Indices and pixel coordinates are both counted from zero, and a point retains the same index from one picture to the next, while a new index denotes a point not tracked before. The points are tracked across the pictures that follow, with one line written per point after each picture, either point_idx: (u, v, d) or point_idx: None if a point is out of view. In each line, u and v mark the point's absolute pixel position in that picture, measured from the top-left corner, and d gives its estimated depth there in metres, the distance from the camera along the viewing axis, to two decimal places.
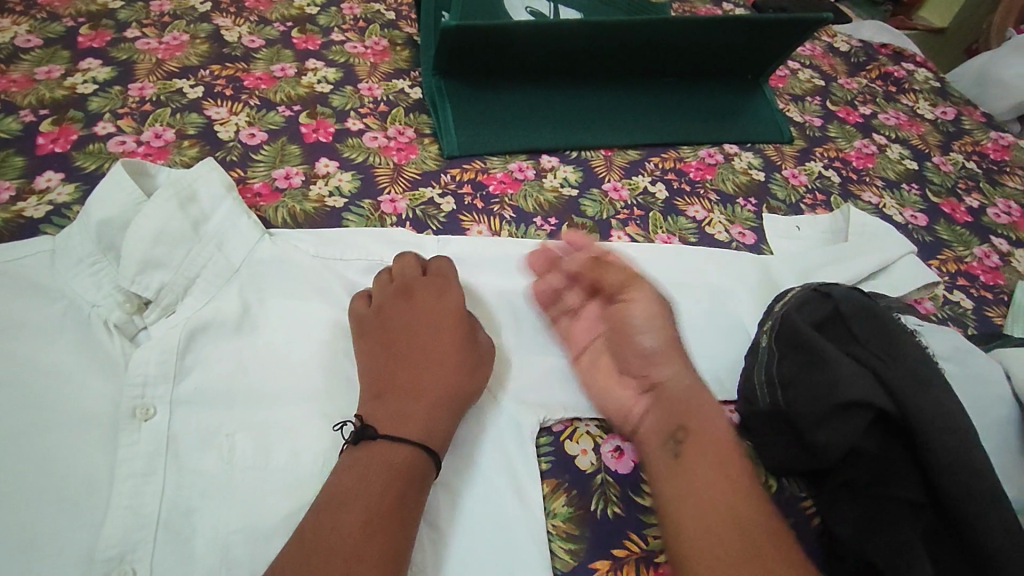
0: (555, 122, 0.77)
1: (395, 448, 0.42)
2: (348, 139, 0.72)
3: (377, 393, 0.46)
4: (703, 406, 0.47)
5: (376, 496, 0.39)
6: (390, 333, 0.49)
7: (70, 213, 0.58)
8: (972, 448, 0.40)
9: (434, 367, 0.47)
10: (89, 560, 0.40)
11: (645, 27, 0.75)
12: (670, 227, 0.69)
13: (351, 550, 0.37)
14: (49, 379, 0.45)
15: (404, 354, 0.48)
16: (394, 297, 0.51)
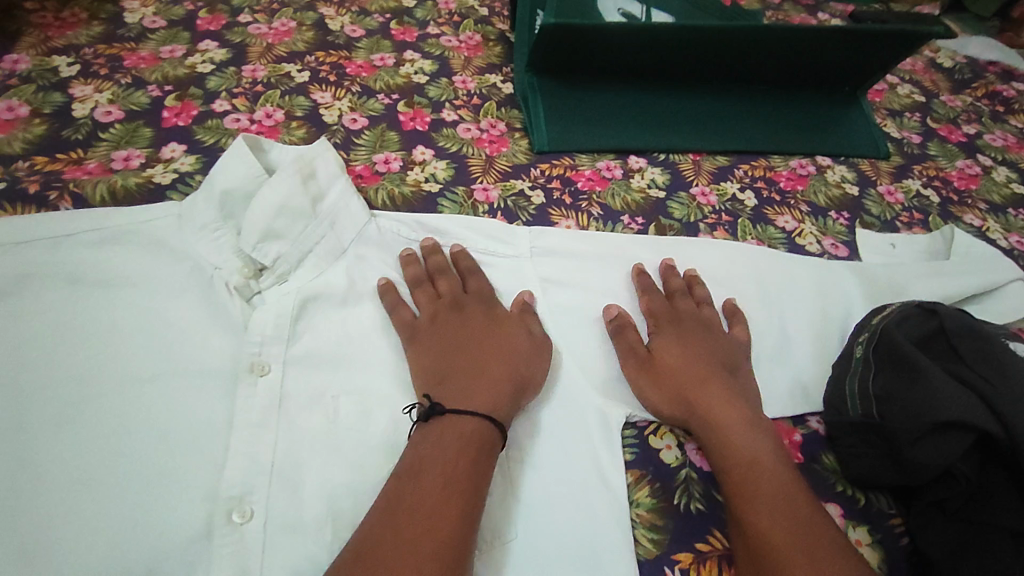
0: (646, 124, 0.77)
1: (460, 421, 0.44)
2: (443, 129, 0.74)
3: (439, 378, 0.47)
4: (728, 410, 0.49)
5: (442, 463, 0.41)
6: (440, 327, 0.51)
7: (193, 182, 0.63)
8: None
9: (490, 357, 0.49)
10: (212, 498, 0.43)
11: (741, 33, 0.74)
12: (759, 235, 0.68)
13: (428, 511, 0.38)
14: (181, 332, 0.49)
15: (454, 345, 0.50)
16: (437, 303, 0.53)
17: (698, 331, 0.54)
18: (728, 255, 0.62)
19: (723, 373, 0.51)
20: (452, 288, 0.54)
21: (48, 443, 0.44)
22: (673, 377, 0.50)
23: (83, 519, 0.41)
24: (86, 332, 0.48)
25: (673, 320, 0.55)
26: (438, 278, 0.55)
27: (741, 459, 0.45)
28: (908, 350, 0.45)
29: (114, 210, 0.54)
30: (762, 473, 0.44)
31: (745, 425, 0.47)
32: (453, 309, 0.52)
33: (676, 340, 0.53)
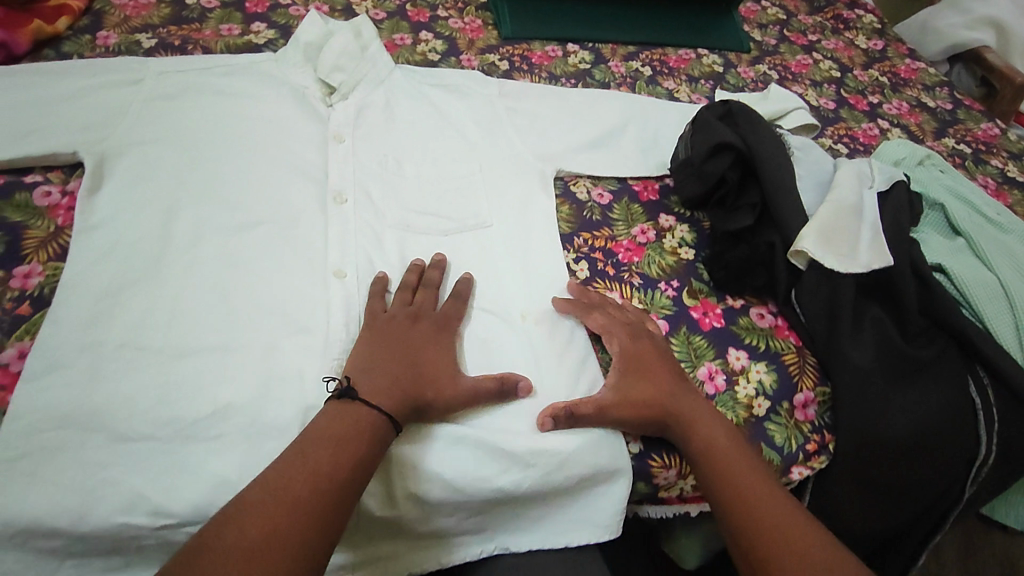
0: (578, 23, 1.11)
1: (366, 411, 0.53)
2: (438, 22, 1.06)
3: (368, 368, 0.57)
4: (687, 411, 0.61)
5: (420, 343, 0.60)
6: (391, 328, 0.61)
7: (277, 45, 0.93)
8: (781, 165, 0.75)
9: (427, 373, 0.58)
10: (321, 197, 0.74)
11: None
12: (650, 90, 1.04)
13: (414, 361, 0.59)
14: (288, 121, 0.81)
15: (395, 348, 0.59)
16: (399, 313, 0.62)
17: (651, 347, 0.65)
18: (623, 101, 0.97)
19: (678, 379, 0.64)
20: (424, 303, 0.64)
21: (221, 160, 0.73)
22: (640, 386, 0.62)
23: (247, 201, 0.70)
24: (232, 115, 0.79)
25: (635, 340, 0.65)
26: (419, 294, 0.65)
27: (710, 443, 0.59)
28: (705, 117, 0.80)
29: (238, 57, 0.87)
30: (726, 449, 0.59)
31: (705, 416, 0.61)
32: (412, 319, 0.62)
33: (633, 355, 0.64)
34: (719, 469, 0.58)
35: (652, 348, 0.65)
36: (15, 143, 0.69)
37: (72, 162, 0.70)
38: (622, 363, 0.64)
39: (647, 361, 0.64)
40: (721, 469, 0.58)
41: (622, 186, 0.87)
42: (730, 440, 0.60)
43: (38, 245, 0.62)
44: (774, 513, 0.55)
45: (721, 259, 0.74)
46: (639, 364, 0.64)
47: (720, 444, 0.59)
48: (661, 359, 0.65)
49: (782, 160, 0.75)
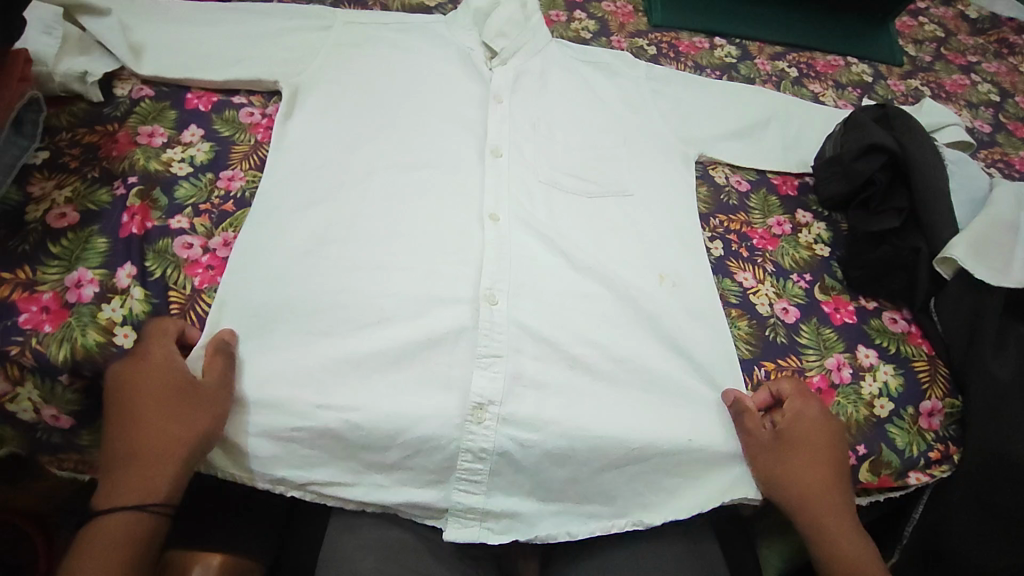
0: (728, 18, 1.11)
1: (115, 520, 0.49)
2: (592, 3, 1.10)
3: (119, 457, 0.52)
4: (824, 505, 0.59)
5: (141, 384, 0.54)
6: (130, 389, 0.54)
7: (445, 10, 0.99)
8: (938, 173, 0.74)
9: (150, 455, 0.51)
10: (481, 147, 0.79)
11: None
12: (795, 91, 1.03)
13: (168, 429, 0.52)
14: (452, 78, 0.88)
15: (151, 422, 0.52)
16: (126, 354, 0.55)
17: (824, 436, 0.61)
18: (768, 97, 0.98)
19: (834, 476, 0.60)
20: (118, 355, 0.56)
21: (391, 104, 0.80)
22: (795, 476, 0.60)
23: (414, 142, 0.77)
24: (404, 65, 0.86)
25: (809, 422, 0.62)
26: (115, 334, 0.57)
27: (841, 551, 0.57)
28: (860, 119, 0.80)
29: (412, 17, 0.94)
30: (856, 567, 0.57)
31: (842, 523, 0.59)
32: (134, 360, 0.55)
33: (803, 436, 0.61)
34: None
35: (824, 430, 0.62)
36: (228, 67, 0.79)
37: (272, 89, 0.80)
38: (787, 433, 0.61)
39: (810, 440, 0.61)
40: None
41: (762, 178, 0.89)
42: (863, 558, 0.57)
43: (239, 156, 0.72)
44: None
45: (859, 258, 0.74)
46: (801, 436, 0.61)
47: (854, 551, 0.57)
48: (830, 443, 0.61)
49: (940, 169, 0.74)
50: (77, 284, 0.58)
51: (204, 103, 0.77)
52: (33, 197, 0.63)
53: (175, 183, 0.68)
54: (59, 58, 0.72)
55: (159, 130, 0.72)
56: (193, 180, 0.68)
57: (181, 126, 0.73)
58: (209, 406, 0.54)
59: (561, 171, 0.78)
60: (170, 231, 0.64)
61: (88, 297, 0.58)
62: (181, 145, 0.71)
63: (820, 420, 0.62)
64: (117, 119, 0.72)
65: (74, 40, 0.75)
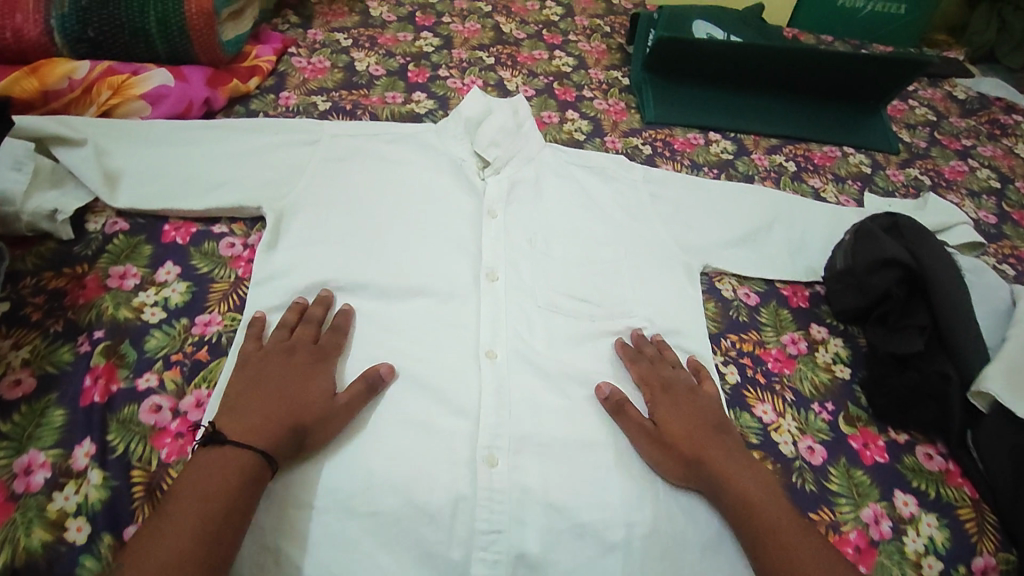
0: (721, 112, 1.11)
1: (230, 453, 0.52)
2: (584, 102, 1.09)
3: (240, 408, 0.56)
4: (722, 459, 0.60)
5: (292, 371, 0.60)
6: (269, 365, 0.60)
7: (436, 116, 0.98)
8: (959, 291, 0.70)
9: (268, 417, 0.55)
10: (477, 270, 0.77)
11: (793, 51, 1.07)
12: (795, 187, 1.01)
13: (295, 407, 0.57)
14: (446, 191, 0.85)
15: (277, 393, 0.58)
16: (281, 341, 0.63)
17: (705, 404, 0.65)
18: (769, 195, 0.95)
19: (720, 435, 0.62)
20: (304, 337, 0.64)
21: (378, 228, 0.77)
22: (688, 444, 0.61)
23: (409, 269, 0.74)
24: (394, 180, 0.84)
25: (669, 395, 0.66)
26: (299, 328, 0.65)
27: (752, 497, 0.57)
28: (871, 228, 0.77)
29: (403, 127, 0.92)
30: (767, 504, 0.56)
31: (744, 471, 0.59)
32: (289, 354, 0.62)
33: (674, 409, 0.64)
34: (761, 523, 0.55)
35: (694, 393, 0.66)
36: (209, 194, 0.75)
37: (254, 214, 0.77)
38: (660, 413, 0.64)
39: (680, 405, 0.65)
40: (763, 520, 0.55)
41: (771, 288, 0.86)
42: (772, 498, 0.57)
43: (219, 295, 0.68)
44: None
45: (883, 384, 0.69)
46: (675, 410, 0.64)
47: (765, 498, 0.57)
48: (697, 405, 0.65)
49: (961, 285, 0.70)
50: (25, 471, 0.52)
51: (182, 234, 0.73)
52: None
53: (146, 332, 0.63)
54: (27, 197, 0.67)
55: (132, 270, 0.68)
56: (165, 327, 0.63)
57: (156, 264, 0.69)
58: (336, 418, 0.58)
59: (558, 296, 0.75)
60: (136, 395, 0.58)
61: (38, 485, 0.52)
62: (155, 285, 0.67)
63: (684, 391, 0.67)
64: (87, 258, 0.68)
65: (46, 173, 0.71)
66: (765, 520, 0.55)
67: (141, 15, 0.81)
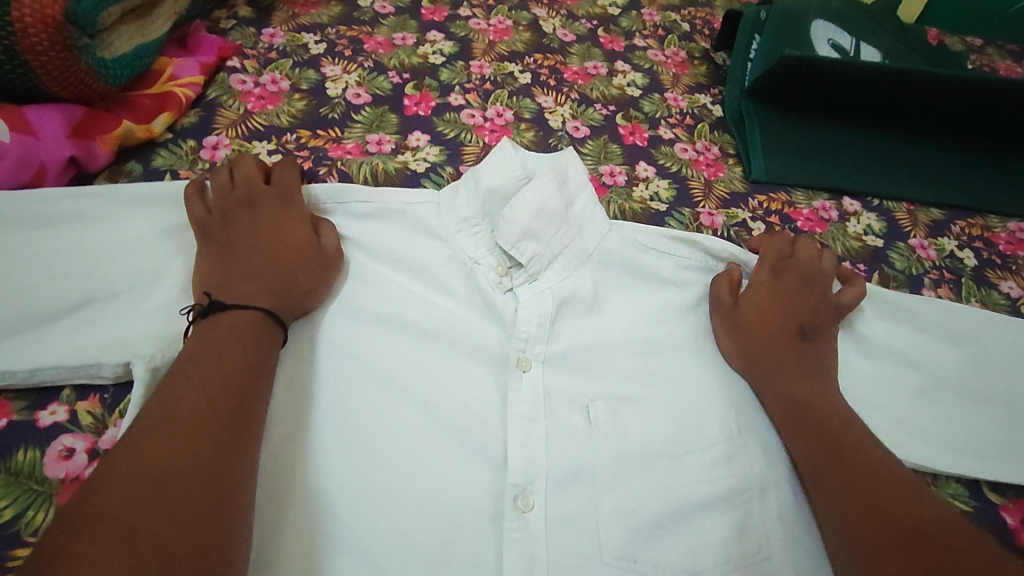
0: (860, 165, 0.76)
1: (236, 316, 0.46)
2: (662, 147, 0.74)
3: (224, 280, 0.49)
4: (803, 357, 0.54)
5: (262, 222, 0.52)
6: (232, 225, 0.52)
7: (444, 175, 0.65)
8: None
9: (256, 279, 0.49)
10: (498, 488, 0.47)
11: (960, 82, 0.74)
12: (984, 297, 0.67)
13: (282, 261, 0.50)
14: (451, 319, 0.54)
15: (259, 248, 0.51)
16: (235, 197, 0.53)
17: (790, 294, 0.57)
18: (969, 330, 0.60)
19: (806, 338, 0.55)
20: (252, 182, 0.54)
21: (330, 421, 0.47)
22: (761, 342, 0.54)
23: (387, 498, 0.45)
24: (360, 320, 0.52)
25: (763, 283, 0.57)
26: (245, 166, 0.55)
27: (825, 409, 0.50)
28: None
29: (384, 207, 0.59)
30: (833, 411, 0.50)
31: (822, 379, 0.53)
32: (245, 204, 0.53)
33: (756, 297, 0.56)
34: (825, 428, 0.49)
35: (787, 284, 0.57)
36: (43, 352, 0.45)
37: (119, 379, 0.47)
38: (742, 302, 0.56)
39: (760, 291, 0.57)
40: (831, 427, 0.49)
41: (982, 504, 0.53)
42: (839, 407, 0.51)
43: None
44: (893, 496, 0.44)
45: None
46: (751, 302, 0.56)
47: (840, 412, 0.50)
48: (783, 292, 0.57)
49: None
50: None
51: None
52: None
53: None
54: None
55: None
56: None
57: None
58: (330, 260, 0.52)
59: (624, 555, 0.45)
60: None
61: None
62: None
63: (790, 282, 0.58)
64: None
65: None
66: (832, 428, 0.49)
67: None
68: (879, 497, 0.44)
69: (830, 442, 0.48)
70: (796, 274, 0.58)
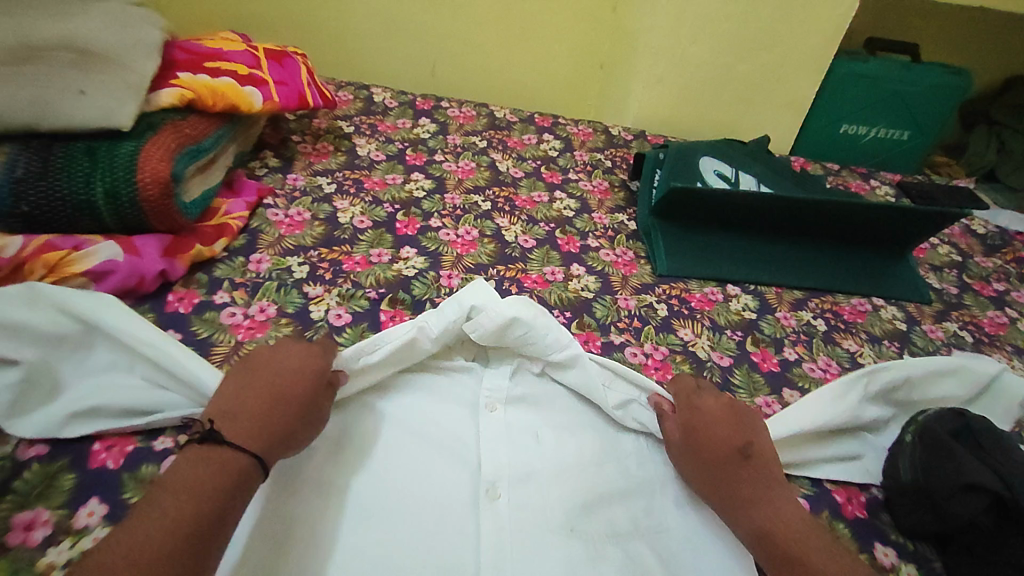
0: (739, 262, 1.02)
1: (224, 457, 0.54)
2: (590, 253, 0.99)
3: (231, 426, 0.57)
4: (753, 486, 0.62)
5: (271, 381, 0.62)
6: (242, 383, 0.62)
7: (427, 277, 0.88)
8: None
9: (257, 426, 0.57)
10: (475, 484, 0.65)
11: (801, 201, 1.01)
12: (830, 351, 0.90)
13: (279, 418, 0.59)
14: (438, 377, 0.74)
15: (261, 401, 0.60)
16: (256, 360, 0.64)
17: (722, 420, 0.68)
18: (856, 402, 0.73)
19: (748, 462, 0.64)
20: (266, 349, 0.66)
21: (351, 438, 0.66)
22: (715, 472, 0.64)
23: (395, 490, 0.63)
24: (388, 424, 0.68)
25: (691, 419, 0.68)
26: (288, 342, 0.67)
27: (790, 525, 0.59)
28: (941, 437, 0.65)
29: (387, 301, 0.81)
30: (792, 533, 0.58)
31: (783, 505, 0.61)
32: (257, 365, 0.63)
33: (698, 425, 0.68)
34: (788, 544, 0.57)
35: (707, 416, 0.69)
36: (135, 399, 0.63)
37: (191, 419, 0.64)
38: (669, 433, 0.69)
39: (695, 423, 0.68)
40: (793, 546, 0.57)
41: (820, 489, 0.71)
42: (800, 527, 0.59)
43: None
44: None
45: None
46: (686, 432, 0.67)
47: (797, 523, 0.59)
48: (716, 425, 0.68)
49: None
50: None
51: (115, 455, 0.61)
52: None
53: None
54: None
55: (44, 514, 0.56)
56: None
57: (77, 503, 0.57)
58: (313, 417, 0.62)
59: (567, 525, 0.63)
60: None
61: None
62: (69, 537, 0.55)
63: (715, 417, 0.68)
64: None
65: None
66: (792, 543, 0.57)
67: (86, 186, 0.70)
68: None
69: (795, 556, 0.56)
70: (720, 410, 0.69)
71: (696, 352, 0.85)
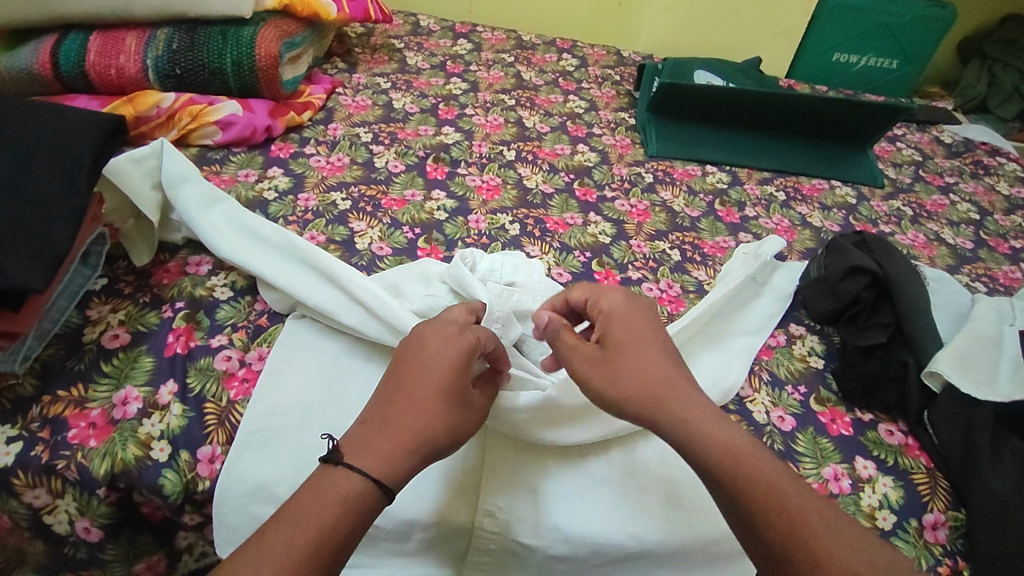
0: (718, 148, 1.23)
1: (337, 485, 0.49)
2: (594, 138, 1.22)
3: (362, 444, 0.52)
4: (693, 398, 0.56)
5: (425, 386, 0.55)
6: (409, 382, 0.55)
7: (461, 146, 1.11)
8: (919, 295, 0.80)
9: (394, 452, 0.51)
10: None
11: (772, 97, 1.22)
12: (784, 213, 1.12)
13: (429, 432, 0.53)
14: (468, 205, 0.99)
15: (415, 408, 0.54)
16: (438, 346, 0.57)
17: (629, 309, 0.63)
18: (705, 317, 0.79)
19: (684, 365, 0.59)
20: (441, 331, 0.59)
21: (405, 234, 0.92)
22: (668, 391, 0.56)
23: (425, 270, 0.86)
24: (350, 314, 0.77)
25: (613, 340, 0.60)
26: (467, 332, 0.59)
27: (721, 437, 0.54)
28: (842, 244, 0.89)
29: (430, 157, 1.06)
30: (725, 435, 0.54)
31: (715, 414, 0.55)
32: (425, 357, 0.57)
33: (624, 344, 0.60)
34: (735, 457, 0.53)
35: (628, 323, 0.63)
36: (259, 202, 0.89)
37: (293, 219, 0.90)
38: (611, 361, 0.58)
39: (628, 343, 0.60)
40: (735, 458, 0.53)
41: None
42: (730, 431, 0.54)
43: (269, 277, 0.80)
44: (785, 499, 0.51)
45: (856, 371, 0.78)
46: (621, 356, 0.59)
47: (726, 428, 0.54)
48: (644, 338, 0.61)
49: (922, 291, 0.81)
50: (123, 401, 0.64)
51: None
52: (91, 319, 0.71)
53: (217, 305, 0.75)
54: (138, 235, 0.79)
55: (206, 258, 0.81)
56: (233, 303, 0.76)
57: None
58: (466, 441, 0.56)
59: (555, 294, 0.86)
60: (211, 350, 0.70)
61: (132, 413, 0.64)
62: (224, 271, 0.79)
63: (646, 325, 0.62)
64: (171, 249, 0.81)
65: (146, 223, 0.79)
66: (739, 465, 0.52)
67: (220, 57, 0.99)
68: (778, 492, 0.51)
69: (744, 479, 0.51)
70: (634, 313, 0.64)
71: (672, 206, 1.08)
